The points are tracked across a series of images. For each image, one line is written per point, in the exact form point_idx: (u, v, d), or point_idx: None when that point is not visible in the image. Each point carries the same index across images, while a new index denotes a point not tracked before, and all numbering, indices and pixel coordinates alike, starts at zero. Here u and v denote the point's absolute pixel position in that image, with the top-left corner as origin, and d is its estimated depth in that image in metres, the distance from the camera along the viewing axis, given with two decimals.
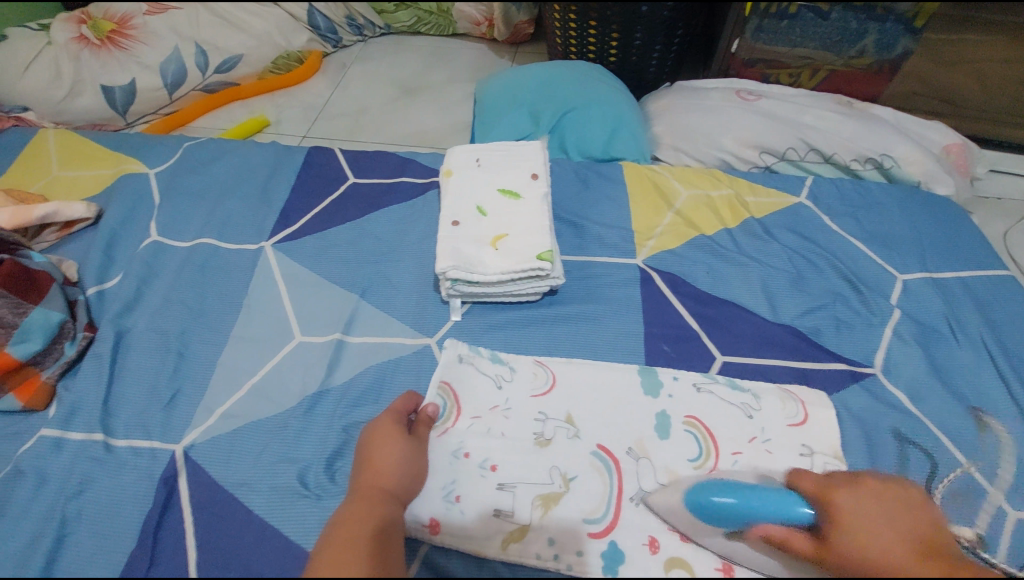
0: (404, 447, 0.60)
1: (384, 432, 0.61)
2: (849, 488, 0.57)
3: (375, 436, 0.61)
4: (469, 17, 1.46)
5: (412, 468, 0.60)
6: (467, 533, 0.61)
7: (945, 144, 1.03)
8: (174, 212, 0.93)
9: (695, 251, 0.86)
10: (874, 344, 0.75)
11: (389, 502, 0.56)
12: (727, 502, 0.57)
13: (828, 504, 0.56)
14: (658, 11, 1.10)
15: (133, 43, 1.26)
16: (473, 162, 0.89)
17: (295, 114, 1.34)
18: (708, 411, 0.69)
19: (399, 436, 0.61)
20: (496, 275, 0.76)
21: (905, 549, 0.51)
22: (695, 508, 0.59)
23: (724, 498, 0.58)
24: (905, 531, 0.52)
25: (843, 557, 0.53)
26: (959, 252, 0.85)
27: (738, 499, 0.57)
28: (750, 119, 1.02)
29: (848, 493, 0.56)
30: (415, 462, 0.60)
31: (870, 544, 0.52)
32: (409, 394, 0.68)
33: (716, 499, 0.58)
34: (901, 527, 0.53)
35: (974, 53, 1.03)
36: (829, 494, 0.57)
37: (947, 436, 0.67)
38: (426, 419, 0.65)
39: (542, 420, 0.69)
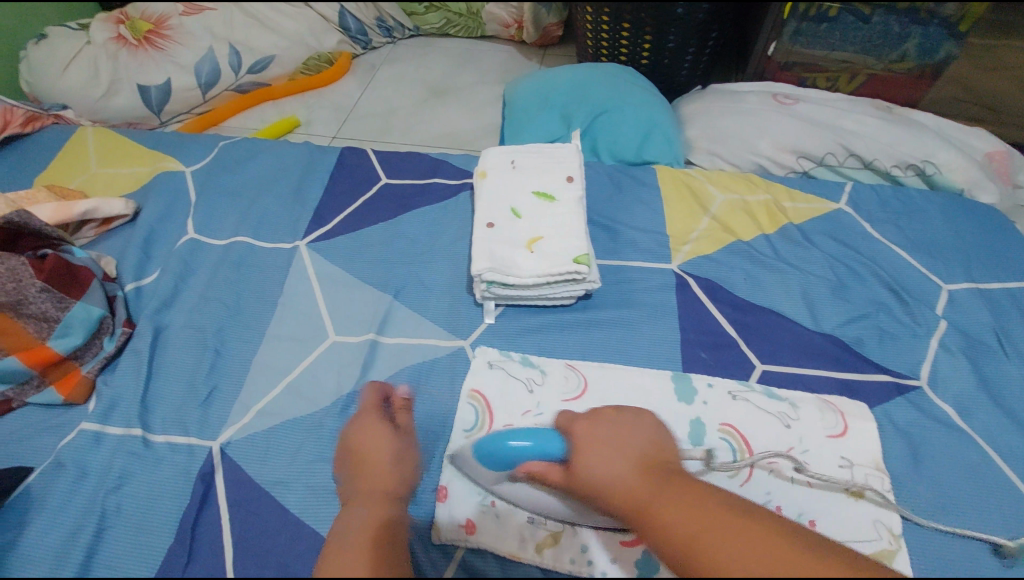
0: (392, 442, 0.59)
1: (370, 432, 0.60)
2: (590, 419, 0.57)
3: (360, 437, 0.60)
4: (498, 19, 1.46)
5: (406, 462, 0.58)
6: (501, 538, 0.61)
7: (989, 151, 1.01)
8: (210, 210, 0.94)
9: (731, 257, 0.85)
10: (919, 355, 0.73)
11: (389, 503, 0.54)
12: (518, 445, 0.57)
13: (572, 434, 0.56)
14: (694, 14, 1.09)
15: (170, 44, 1.28)
16: (508, 163, 0.88)
17: (325, 114, 1.34)
18: (747, 421, 0.67)
19: (383, 432, 0.60)
20: (532, 277, 0.75)
21: (633, 466, 0.51)
22: (480, 455, 0.59)
23: (519, 442, 0.57)
24: (636, 452, 0.53)
25: (583, 483, 0.52)
26: (1006, 263, 0.83)
27: (532, 441, 0.57)
28: (787, 123, 1.00)
29: (588, 423, 0.56)
30: (406, 455, 0.59)
31: (602, 468, 0.51)
32: (376, 383, 0.65)
33: (510, 444, 0.57)
34: (631, 447, 0.53)
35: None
36: (573, 426, 0.57)
37: (999, 453, 0.65)
38: (403, 405, 0.63)
39: None
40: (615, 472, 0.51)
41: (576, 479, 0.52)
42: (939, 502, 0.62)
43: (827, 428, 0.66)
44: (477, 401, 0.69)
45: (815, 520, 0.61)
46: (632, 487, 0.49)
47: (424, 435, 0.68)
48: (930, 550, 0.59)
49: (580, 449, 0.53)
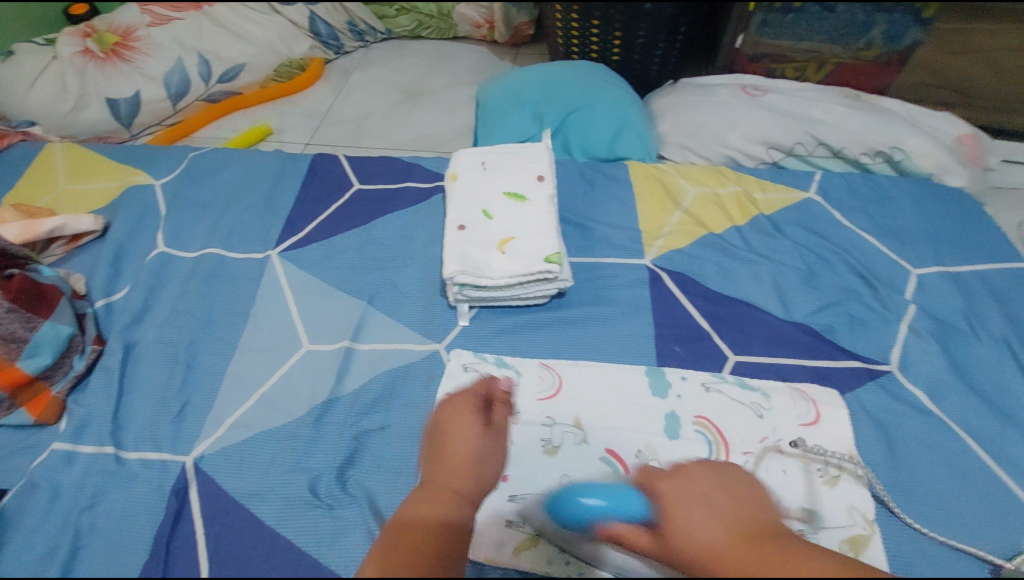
0: (485, 439, 0.57)
1: (460, 420, 0.59)
2: (674, 477, 0.53)
3: (459, 423, 0.59)
4: (469, 19, 1.47)
5: (493, 461, 0.57)
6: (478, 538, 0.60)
7: (957, 135, 1.02)
8: (181, 223, 0.93)
9: (704, 250, 0.85)
10: (890, 340, 0.73)
11: (459, 500, 0.52)
12: (594, 503, 0.52)
13: (659, 493, 0.51)
14: (662, 8, 1.09)
15: (138, 55, 1.27)
16: (479, 165, 0.88)
17: (298, 121, 1.34)
18: (721, 412, 0.68)
19: (475, 427, 0.59)
20: (503, 278, 0.75)
21: (727, 531, 0.46)
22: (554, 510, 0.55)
23: (594, 502, 0.52)
24: (729, 514, 0.48)
25: (671, 551, 0.47)
26: (974, 245, 0.83)
27: (607, 501, 0.52)
28: (757, 114, 1.00)
29: (673, 481, 0.52)
30: (495, 454, 0.57)
31: (698, 532, 0.46)
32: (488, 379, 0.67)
33: (585, 501, 0.53)
34: (723, 510, 0.48)
35: (986, 42, 0.98)
36: (656, 484, 0.53)
37: (971, 435, 0.65)
38: (500, 403, 0.64)
39: (550, 424, 0.68)
40: (709, 537, 0.45)
41: (666, 544, 0.47)
42: (914, 487, 0.63)
43: (800, 415, 0.67)
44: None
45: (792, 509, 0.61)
46: (732, 556, 0.44)
47: (400, 440, 0.67)
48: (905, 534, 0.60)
49: (669, 508, 0.49)
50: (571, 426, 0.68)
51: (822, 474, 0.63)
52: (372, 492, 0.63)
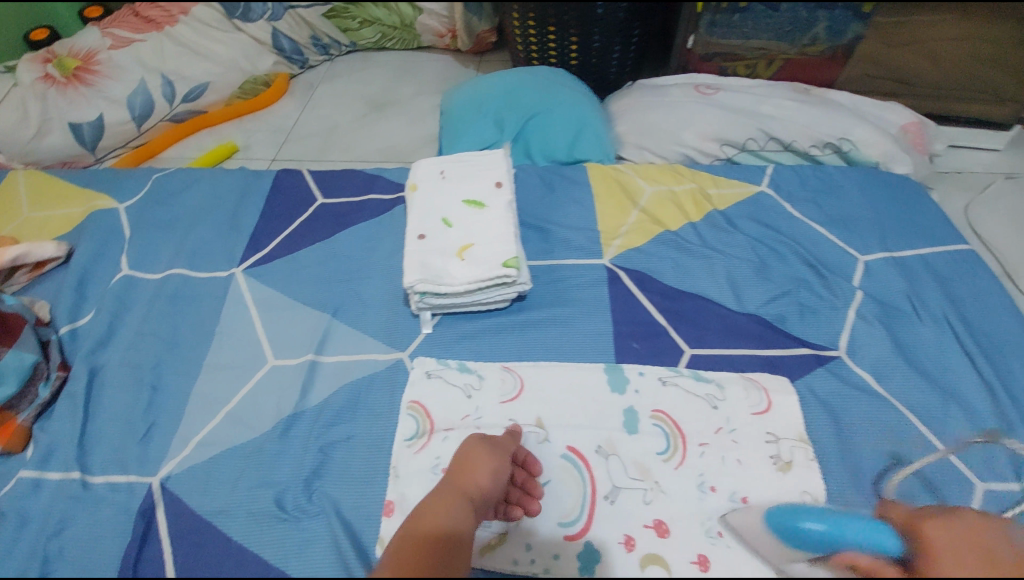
0: (496, 463, 0.60)
1: (477, 442, 0.63)
2: (938, 521, 0.55)
3: (473, 445, 0.62)
4: (432, 29, 1.47)
5: (499, 488, 0.59)
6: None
7: (902, 123, 1.06)
8: (145, 245, 0.94)
9: (660, 247, 0.87)
10: (838, 327, 0.76)
11: (460, 503, 0.56)
12: (818, 527, 0.55)
13: (918, 536, 0.54)
14: (614, 12, 1.12)
15: (100, 79, 1.27)
16: (437, 174, 0.89)
17: (263, 138, 1.34)
18: (677, 406, 0.70)
19: (487, 447, 0.62)
20: (463, 284, 0.77)
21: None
22: (776, 526, 0.57)
23: (814, 525, 0.55)
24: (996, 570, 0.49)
25: None
26: (918, 230, 0.86)
27: (828, 525, 0.55)
28: (708, 112, 1.03)
29: (939, 526, 0.54)
30: (502, 481, 0.60)
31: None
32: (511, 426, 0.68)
33: (807, 524, 0.56)
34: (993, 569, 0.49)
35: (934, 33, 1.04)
36: (919, 527, 0.55)
37: (914, 413, 0.68)
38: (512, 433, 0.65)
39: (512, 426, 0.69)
40: None
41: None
42: (861, 468, 0.65)
43: (753, 404, 0.69)
44: (420, 409, 0.71)
45: (747, 497, 0.63)
46: None
47: (366, 450, 0.69)
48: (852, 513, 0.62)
49: (933, 551, 0.52)
50: (534, 426, 0.69)
51: (776, 461, 0.65)
52: (338, 503, 0.64)
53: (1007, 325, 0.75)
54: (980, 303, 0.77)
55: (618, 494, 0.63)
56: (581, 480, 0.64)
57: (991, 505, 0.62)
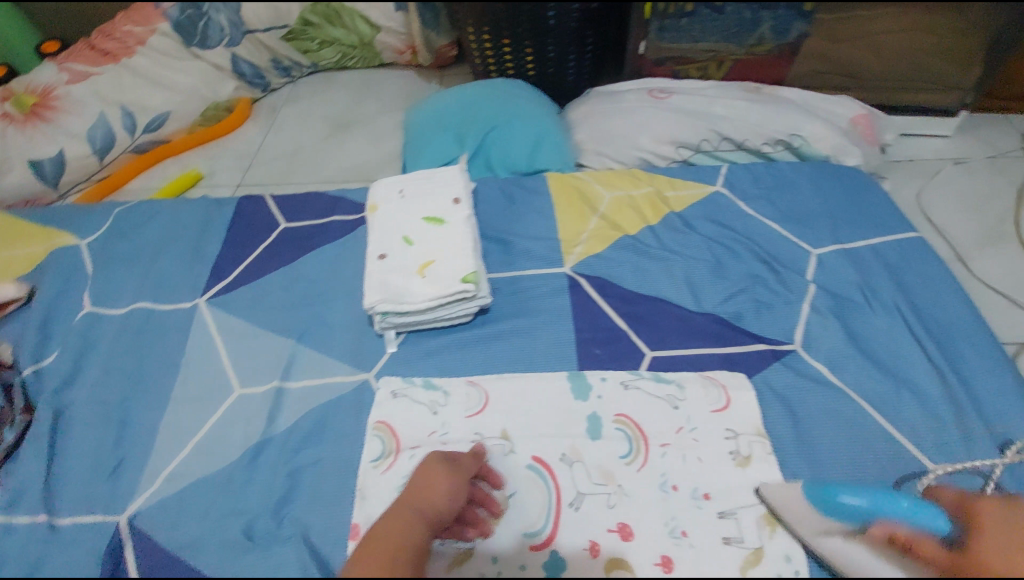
0: (455, 483, 0.61)
1: (437, 461, 0.63)
2: (991, 505, 0.58)
3: (431, 465, 0.62)
4: (392, 44, 1.20)
5: (459, 506, 0.60)
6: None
7: (851, 116, 1.10)
8: (108, 281, 0.93)
9: (620, 252, 0.88)
10: (793, 321, 0.78)
11: (417, 523, 0.56)
12: (856, 501, 0.57)
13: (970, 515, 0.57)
14: (565, 22, 1.13)
15: (59, 114, 1.26)
16: (396, 193, 0.90)
17: (227, 164, 1.38)
18: (639, 409, 0.71)
19: (448, 466, 0.62)
20: (424, 302, 0.77)
21: None
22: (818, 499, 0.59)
23: (853, 499, 0.57)
24: None
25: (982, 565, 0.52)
26: (868, 221, 0.89)
27: (868, 500, 0.56)
28: (662, 117, 1.04)
29: (992, 508, 0.58)
30: (459, 499, 0.61)
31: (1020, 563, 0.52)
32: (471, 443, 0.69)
33: (846, 497, 0.57)
34: None
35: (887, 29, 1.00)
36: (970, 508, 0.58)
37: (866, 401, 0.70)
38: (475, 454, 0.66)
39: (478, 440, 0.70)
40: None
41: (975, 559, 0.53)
42: (819, 459, 0.67)
43: (711, 402, 0.71)
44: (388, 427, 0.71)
45: (709, 493, 0.64)
46: None
47: (334, 474, 0.69)
48: None
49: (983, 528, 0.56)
50: (500, 437, 0.70)
51: (735, 456, 0.66)
52: (308, 529, 0.65)
53: (954, 309, 0.77)
54: (927, 289, 0.80)
55: (583, 500, 0.64)
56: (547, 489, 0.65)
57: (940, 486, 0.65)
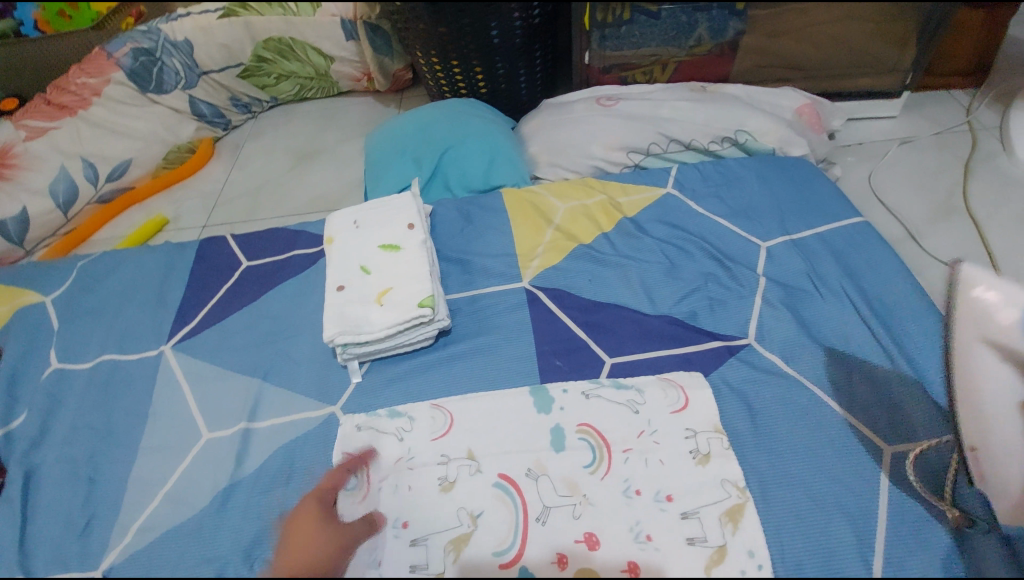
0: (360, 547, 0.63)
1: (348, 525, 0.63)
2: None
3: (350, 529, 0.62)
4: (348, 75, 1.51)
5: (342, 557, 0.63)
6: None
7: (797, 107, 1.11)
8: (74, 336, 0.94)
9: (576, 262, 0.90)
10: (746, 315, 0.80)
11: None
12: None
13: None
14: (510, 40, 1.15)
15: (19, 172, 1.23)
16: (352, 224, 0.91)
17: (193, 205, 1.35)
18: (602, 416, 0.72)
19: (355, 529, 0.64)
20: (382, 330, 0.78)
21: None
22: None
23: None
24: None
25: None
26: (816, 210, 0.91)
27: None
28: (611, 123, 1.07)
29: None
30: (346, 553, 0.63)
31: None
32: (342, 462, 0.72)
33: None
34: None
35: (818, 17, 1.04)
36: None
37: (820, 388, 0.72)
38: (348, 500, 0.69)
39: (445, 462, 0.70)
40: None
41: None
42: (780, 448, 0.68)
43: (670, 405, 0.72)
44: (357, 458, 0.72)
45: (672, 495, 0.65)
46: None
47: None
48: (774, 497, 0.65)
49: None
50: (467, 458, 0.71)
51: (695, 456, 0.67)
52: None
53: (901, 289, 0.79)
54: (874, 271, 0.82)
55: (549, 514, 0.65)
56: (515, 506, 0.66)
57: (895, 465, 0.66)
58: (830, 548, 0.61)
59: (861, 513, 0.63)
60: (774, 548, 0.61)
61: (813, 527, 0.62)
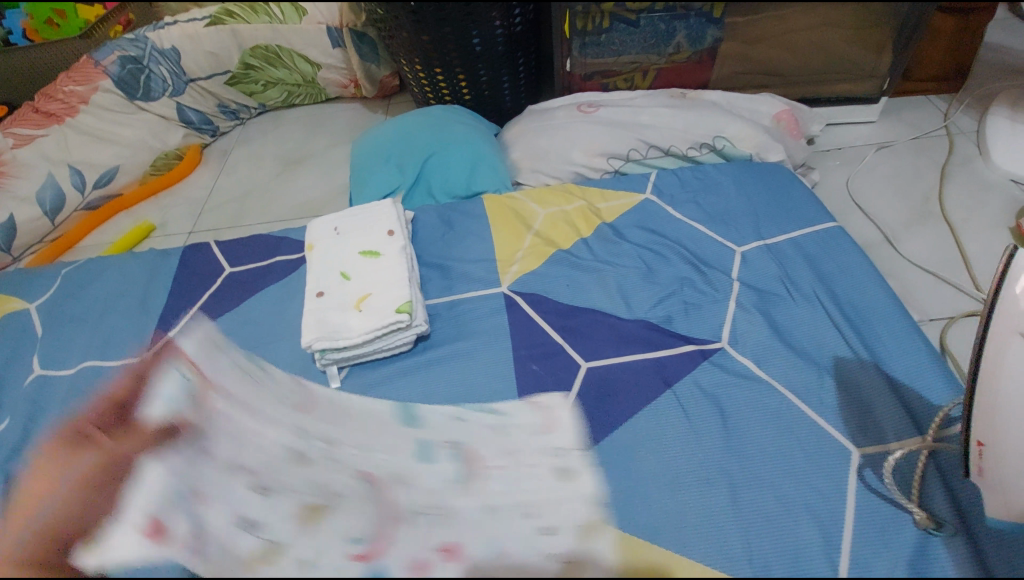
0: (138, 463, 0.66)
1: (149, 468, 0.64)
2: None
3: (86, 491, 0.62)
4: (335, 82, 1.52)
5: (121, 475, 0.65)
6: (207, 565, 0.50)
7: (776, 113, 1.13)
8: (57, 342, 0.94)
9: (554, 267, 0.91)
10: (720, 319, 0.81)
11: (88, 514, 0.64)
12: None
13: None
14: (493, 47, 1.16)
15: (7, 179, 1.23)
16: (332, 231, 0.93)
17: (180, 212, 1.36)
18: (474, 439, 0.72)
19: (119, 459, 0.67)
20: (359, 335, 0.79)
21: None
22: None
23: None
24: None
25: None
26: (789, 215, 0.93)
27: None
28: (592, 130, 1.09)
29: None
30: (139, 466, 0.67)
31: None
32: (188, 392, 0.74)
33: None
34: None
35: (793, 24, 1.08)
36: None
37: (791, 391, 0.73)
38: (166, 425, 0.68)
39: (308, 442, 0.69)
40: None
41: None
42: (751, 450, 0.69)
43: (544, 431, 0.72)
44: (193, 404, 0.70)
45: (535, 510, 0.62)
46: None
47: None
48: (745, 499, 0.65)
49: None
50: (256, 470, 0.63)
51: (562, 471, 0.68)
52: None
53: (871, 293, 0.81)
54: (846, 277, 0.83)
55: (419, 517, 0.60)
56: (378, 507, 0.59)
57: (862, 466, 0.66)
58: (799, 549, 0.61)
59: (830, 515, 0.63)
60: (742, 551, 0.62)
61: (780, 529, 0.63)
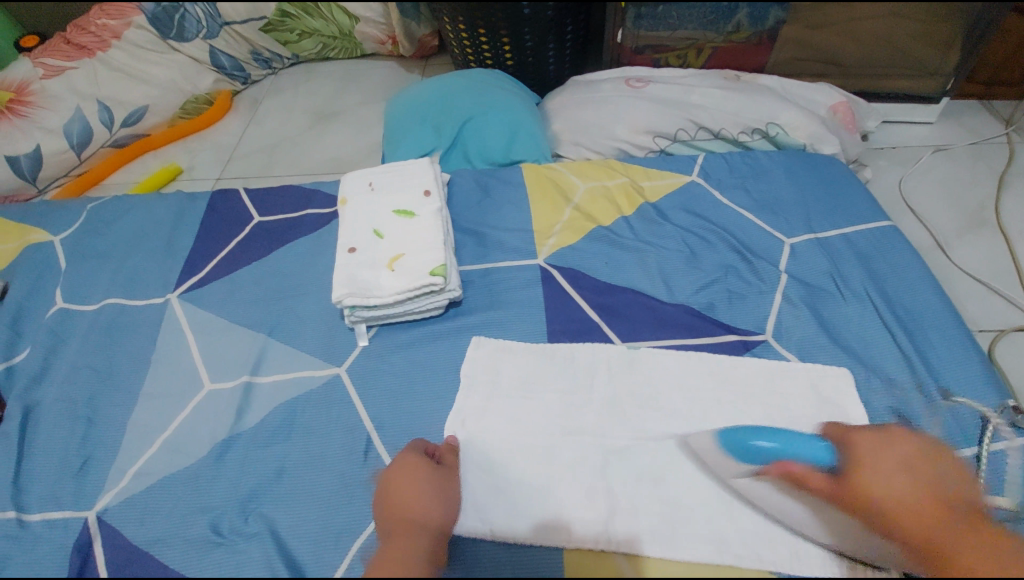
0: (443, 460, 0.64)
1: (408, 468, 0.61)
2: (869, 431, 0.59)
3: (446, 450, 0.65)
4: (373, 37, 1.46)
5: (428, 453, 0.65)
6: (633, 515, 0.61)
7: (832, 104, 1.08)
8: (80, 277, 0.93)
9: (594, 243, 0.88)
10: (763, 311, 0.78)
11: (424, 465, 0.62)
12: (767, 445, 0.56)
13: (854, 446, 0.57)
14: (541, 12, 1.11)
15: (34, 109, 1.20)
16: (366, 186, 0.90)
17: (208, 157, 1.33)
18: (668, 504, 0.62)
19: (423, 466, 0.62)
20: (391, 295, 0.77)
21: (931, 504, 0.52)
22: (728, 442, 0.59)
23: (763, 443, 0.56)
24: (926, 483, 0.53)
25: (868, 502, 0.53)
26: (842, 209, 0.89)
27: (777, 442, 0.56)
28: (638, 106, 1.05)
29: (871, 436, 0.58)
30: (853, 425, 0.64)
31: (898, 492, 0.53)
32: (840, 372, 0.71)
33: (757, 443, 0.57)
34: (928, 479, 0.54)
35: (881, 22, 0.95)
36: (852, 438, 0.58)
37: (854, 391, 0.69)
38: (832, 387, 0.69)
39: (583, 443, 0.66)
40: (906, 496, 0.52)
41: (857, 491, 0.54)
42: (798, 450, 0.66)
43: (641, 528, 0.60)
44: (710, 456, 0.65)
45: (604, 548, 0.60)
46: (922, 516, 0.52)
47: (301, 470, 0.68)
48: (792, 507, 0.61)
49: (864, 461, 0.55)
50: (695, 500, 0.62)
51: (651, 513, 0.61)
52: (273, 525, 0.64)
53: (928, 298, 0.77)
54: (901, 279, 0.80)
55: (652, 508, 0.61)
56: (517, 487, 0.64)
57: None
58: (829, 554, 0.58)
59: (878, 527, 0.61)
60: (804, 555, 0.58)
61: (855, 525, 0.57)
